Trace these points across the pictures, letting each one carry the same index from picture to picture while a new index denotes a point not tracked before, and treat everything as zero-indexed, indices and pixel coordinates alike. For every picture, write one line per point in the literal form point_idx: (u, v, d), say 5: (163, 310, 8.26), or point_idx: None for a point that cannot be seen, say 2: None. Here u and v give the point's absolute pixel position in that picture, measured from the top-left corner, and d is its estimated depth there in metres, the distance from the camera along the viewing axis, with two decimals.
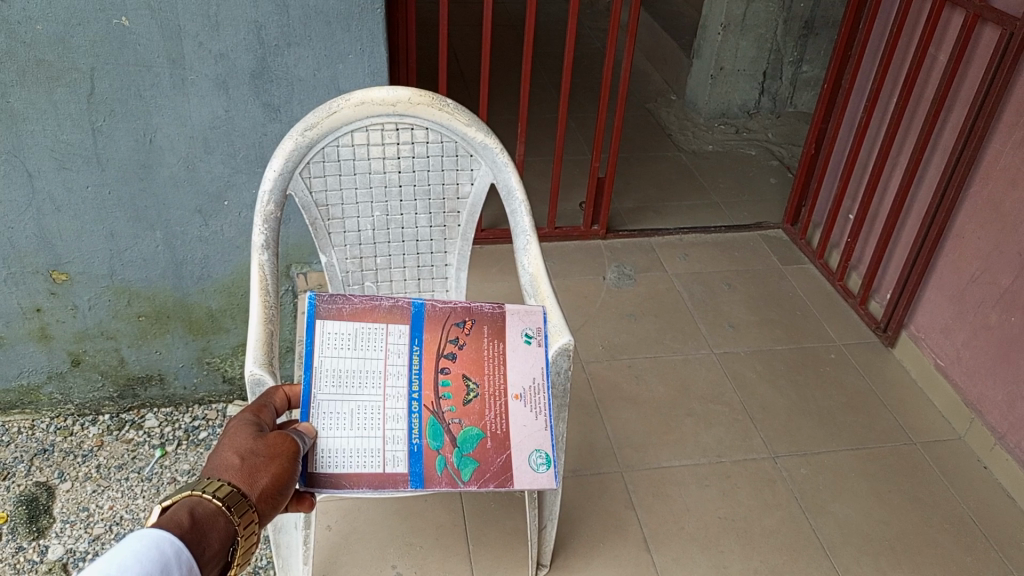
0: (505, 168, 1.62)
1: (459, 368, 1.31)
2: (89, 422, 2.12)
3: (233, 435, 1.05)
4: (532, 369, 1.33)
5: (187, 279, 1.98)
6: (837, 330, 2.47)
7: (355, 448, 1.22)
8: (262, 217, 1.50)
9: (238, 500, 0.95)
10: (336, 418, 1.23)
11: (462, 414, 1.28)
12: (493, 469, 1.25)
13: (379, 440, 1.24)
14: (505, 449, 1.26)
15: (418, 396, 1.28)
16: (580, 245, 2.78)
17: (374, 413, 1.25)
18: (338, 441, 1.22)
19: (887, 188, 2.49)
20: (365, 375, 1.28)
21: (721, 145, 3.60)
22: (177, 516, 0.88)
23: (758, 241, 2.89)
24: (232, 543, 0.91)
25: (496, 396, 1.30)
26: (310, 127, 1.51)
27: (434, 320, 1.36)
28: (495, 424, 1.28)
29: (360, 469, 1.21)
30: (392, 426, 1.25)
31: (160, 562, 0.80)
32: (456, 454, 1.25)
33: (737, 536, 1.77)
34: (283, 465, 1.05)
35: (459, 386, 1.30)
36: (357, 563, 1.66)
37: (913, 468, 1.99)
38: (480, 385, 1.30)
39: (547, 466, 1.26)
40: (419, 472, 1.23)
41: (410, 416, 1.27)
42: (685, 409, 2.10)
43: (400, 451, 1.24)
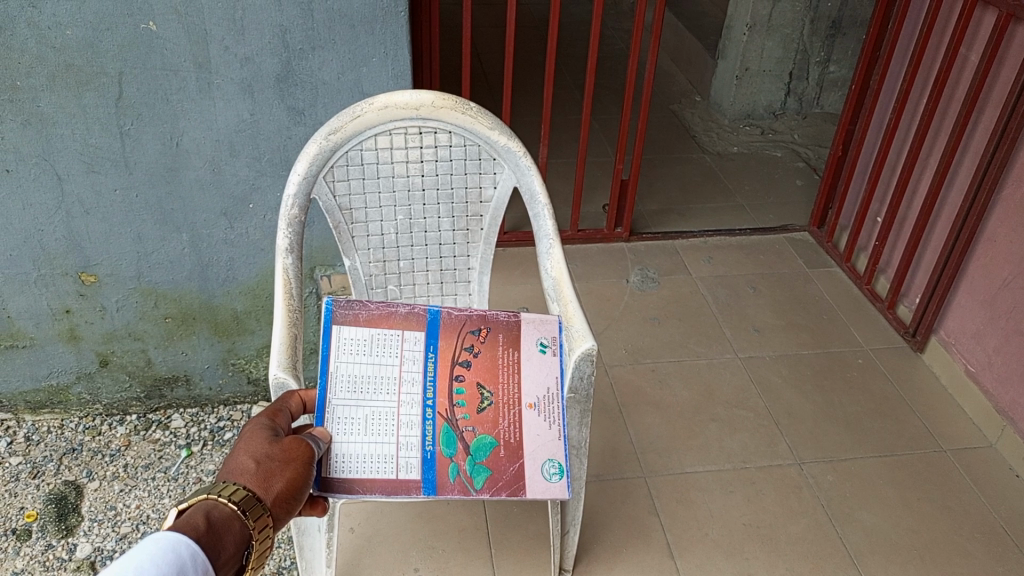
0: (527, 172, 1.62)
1: (473, 376, 1.31)
2: (117, 422, 2.15)
3: (249, 439, 1.06)
4: (547, 379, 1.33)
5: (213, 281, 1.99)
6: (865, 334, 2.43)
7: (368, 454, 1.22)
8: (286, 220, 1.51)
9: (253, 504, 0.95)
10: (350, 423, 1.23)
11: (476, 421, 1.28)
12: (505, 478, 1.25)
13: (392, 446, 1.24)
14: (518, 458, 1.26)
15: (433, 403, 1.28)
16: (603, 248, 2.76)
17: (389, 419, 1.25)
18: (352, 446, 1.22)
19: (917, 191, 2.45)
20: (380, 380, 1.28)
21: (746, 147, 3.57)
22: (193, 519, 0.89)
23: (784, 244, 2.86)
24: (246, 547, 0.92)
25: (510, 405, 1.30)
26: (334, 131, 1.52)
27: (449, 327, 1.36)
28: (509, 433, 1.28)
29: (372, 475, 1.21)
30: (406, 432, 1.25)
31: (176, 564, 0.81)
32: (470, 461, 1.25)
33: (762, 543, 1.75)
34: (298, 470, 1.05)
35: (473, 394, 1.30)
36: (380, 566, 1.66)
37: (943, 476, 1.96)
38: (494, 394, 1.30)
39: (561, 475, 1.26)
40: (432, 479, 1.23)
41: (424, 422, 1.27)
42: (710, 414, 2.08)
43: (413, 458, 1.24)
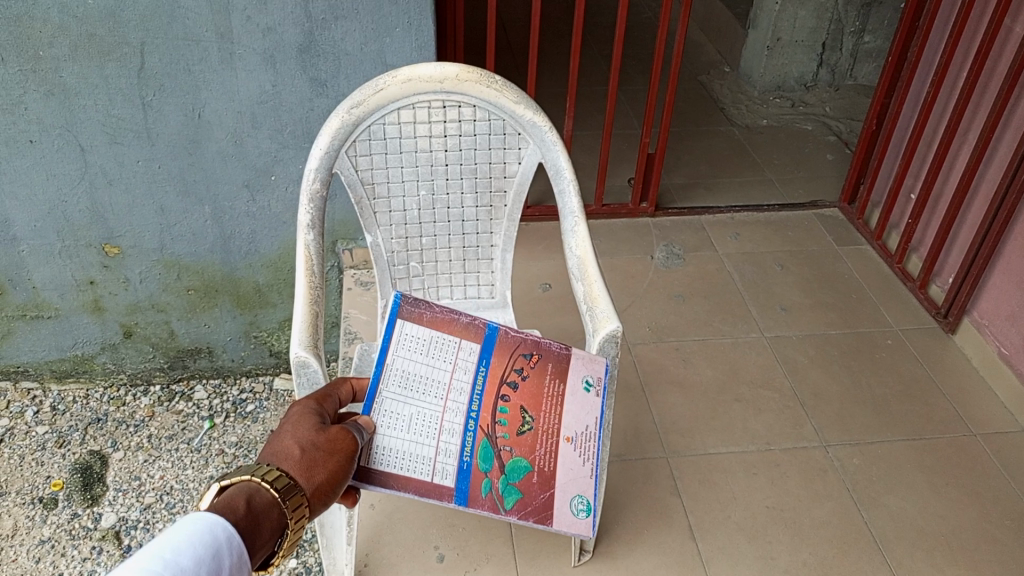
0: (553, 148, 1.59)
1: (518, 399, 1.29)
2: (141, 392, 2.16)
3: (297, 424, 1.06)
4: (587, 417, 1.31)
5: (235, 254, 2.00)
6: (894, 314, 2.38)
7: (408, 453, 1.20)
8: (307, 195, 1.49)
9: (294, 492, 0.95)
10: (395, 419, 1.21)
11: (514, 443, 1.26)
12: (534, 505, 1.25)
13: (432, 450, 1.22)
14: (549, 487, 1.26)
15: (476, 417, 1.26)
16: (628, 223, 2.72)
17: (432, 423, 1.23)
18: (394, 441, 1.20)
19: (953, 168, 2.38)
20: (430, 384, 1.26)
21: (776, 119, 3.49)
22: (235, 501, 0.88)
23: (813, 221, 2.80)
24: (282, 532, 0.91)
25: (549, 435, 1.28)
26: (357, 104, 1.49)
27: (506, 341, 1.33)
28: (544, 461, 1.27)
29: (408, 474, 1.19)
30: (447, 438, 1.23)
31: (212, 547, 0.79)
32: (503, 481, 1.24)
33: (785, 527, 1.73)
34: (340, 463, 1.04)
35: (515, 417, 1.28)
36: (401, 543, 1.66)
37: (972, 461, 1.91)
38: (535, 421, 1.28)
39: (587, 513, 1.27)
40: (465, 490, 1.22)
41: (465, 433, 1.25)
42: (734, 394, 2.05)
43: (450, 465, 1.23)
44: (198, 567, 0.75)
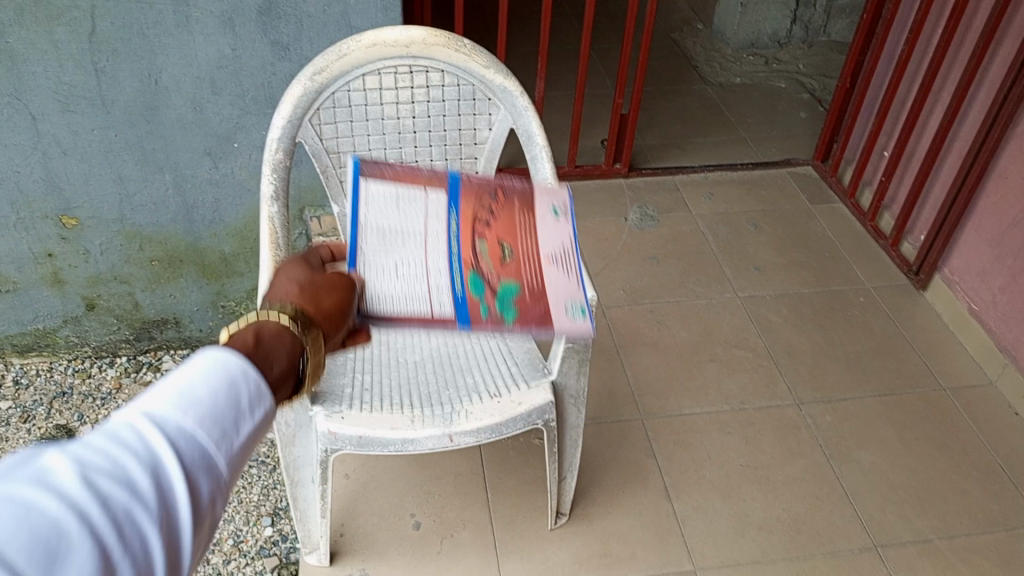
0: (525, 113, 1.54)
1: (491, 232, 1.19)
2: (107, 364, 2.13)
3: (284, 273, 0.98)
4: (561, 235, 1.22)
5: (199, 222, 1.95)
6: (867, 271, 2.39)
7: (401, 294, 1.08)
8: (270, 166, 1.44)
9: (303, 316, 0.87)
10: (383, 269, 1.11)
11: (499, 270, 1.15)
12: (534, 317, 1.11)
13: (425, 288, 1.10)
14: (543, 301, 1.13)
15: (459, 254, 1.16)
16: (601, 184, 2.69)
17: (420, 265, 1.13)
18: (386, 287, 1.09)
19: (927, 126, 2.37)
20: (407, 234, 1.17)
21: (750, 77, 3.46)
22: (243, 332, 0.79)
23: (786, 179, 2.79)
24: (298, 359, 0.82)
25: (531, 258, 1.18)
26: (320, 71, 1.44)
27: (469, 185, 1.24)
28: (532, 279, 1.15)
29: (406, 312, 1.06)
30: (437, 276, 1.13)
31: (227, 377, 0.66)
32: (498, 302, 1.11)
33: (759, 484, 1.74)
34: (343, 290, 0.97)
35: (493, 248, 1.18)
36: (376, 512, 1.66)
37: (942, 415, 1.94)
38: (514, 248, 1.18)
39: (585, 315, 1.14)
40: (464, 316, 1.08)
41: (452, 269, 1.14)
42: (708, 354, 2.06)
43: (447, 297, 1.10)
44: (217, 398, 0.64)
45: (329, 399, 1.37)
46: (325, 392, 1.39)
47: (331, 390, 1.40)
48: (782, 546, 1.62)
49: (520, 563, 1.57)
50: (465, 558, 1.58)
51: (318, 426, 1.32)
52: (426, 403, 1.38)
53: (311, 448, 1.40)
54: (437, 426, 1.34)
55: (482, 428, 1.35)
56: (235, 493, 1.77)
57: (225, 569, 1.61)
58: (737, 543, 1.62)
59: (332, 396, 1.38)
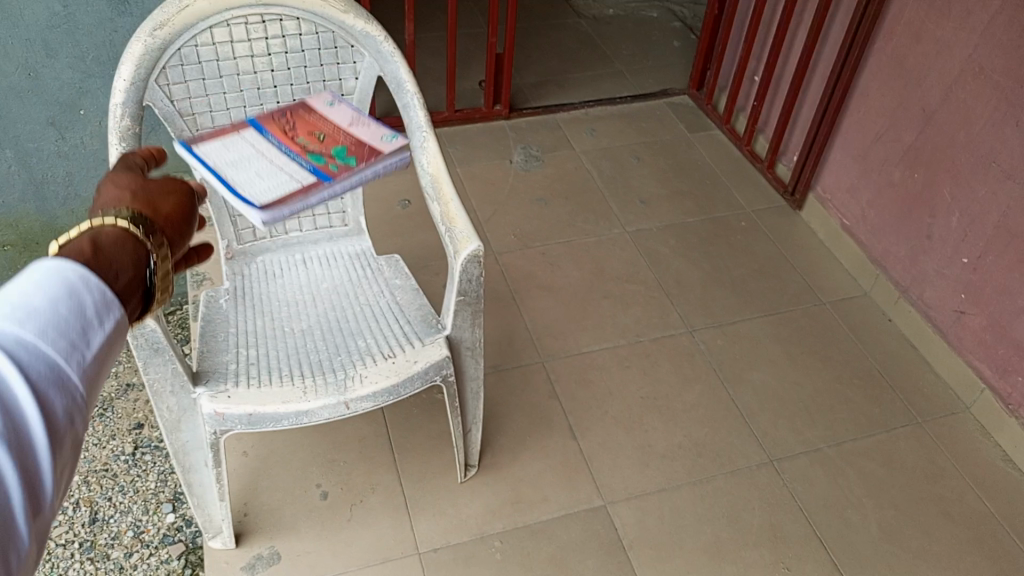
0: (391, 59, 1.48)
1: (297, 130, 1.34)
2: None
3: (114, 179, 0.92)
4: (345, 111, 1.42)
5: (52, 201, 1.89)
6: (746, 196, 2.46)
7: (273, 184, 1.16)
8: (118, 133, 1.29)
9: (146, 225, 0.81)
10: (247, 179, 1.17)
11: (322, 145, 1.29)
12: (368, 154, 1.27)
13: (289, 176, 1.19)
14: (366, 145, 1.30)
15: (289, 151, 1.27)
16: (483, 127, 2.63)
17: (272, 168, 1.21)
18: (261, 188, 1.15)
19: (792, 48, 2.42)
20: (245, 155, 1.24)
21: (622, 7, 3.44)
22: (79, 241, 0.73)
23: (664, 109, 2.81)
24: (147, 269, 0.77)
25: (339, 131, 1.35)
26: (160, 26, 1.33)
27: (268, 117, 1.38)
28: (349, 139, 1.32)
29: (287, 192, 1.15)
30: (286, 166, 1.22)
31: (65, 280, 0.64)
32: (336, 159, 1.25)
33: (660, 414, 1.79)
34: (183, 195, 0.93)
35: (307, 136, 1.32)
36: (280, 487, 1.60)
37: (824, 329, 2.03)
38: (324, 132, 1.34)
39: (395, 135, 1.34)
40: (323, 173, 1.20)
41: (293, 159, 1.25)
42: (602, 291, 2.07)
43: (306, 172, 1.20)
44: (57, 307, 0.62)
45: (213, 378, 1.29)
46: (208, 371, 1.31)
47: (214, 368, 1.32)
48: (685, 471, 1.68)
49: (432, 520, 1.56)
50: (376, 522, 1.55)
51: (203, 408, 1.25)
52: (318, 372, 1.32)
53: (200, 431, 1.32)
54: (331, 395, 1.29)
55: (378, 392, 1.31)
56: (130, 483, 1.75)
57: (128, 562, 1.60)
58: (642, 473, 1.67)
59: (216, 373, 1.30)
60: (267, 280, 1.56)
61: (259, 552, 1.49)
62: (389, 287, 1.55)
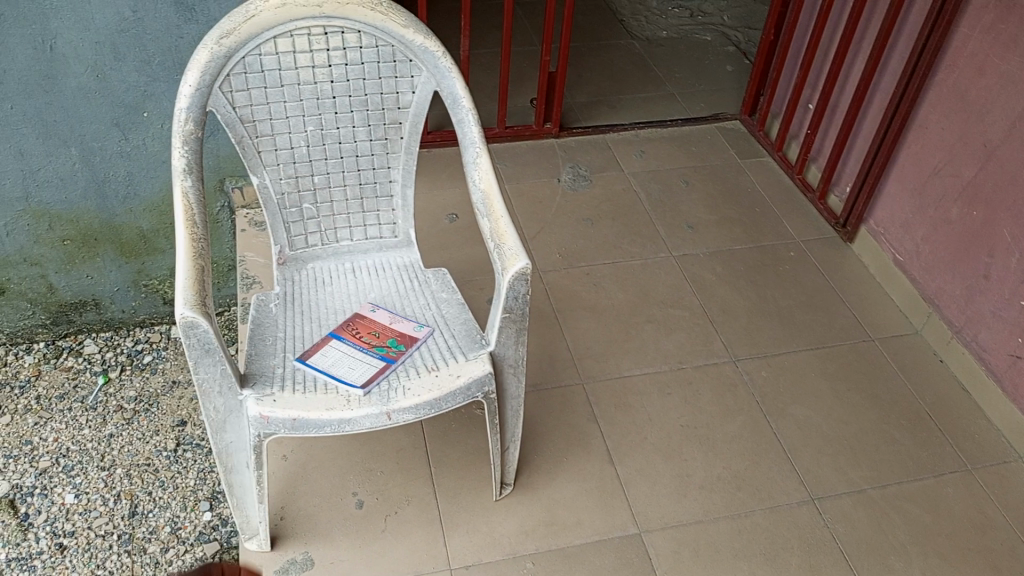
0: (447, 74, 1.50)
1: (346, 323, 1.49)
2: (24, 351, 2.11)
3: None
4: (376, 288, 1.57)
5: (112, 199, 1.95)
6: (796, 226, 2.43)
7: (357, 375, 1.34)
8: (181, 138, 1.36)
9: None
10: (334, 374, 1.34)
11: (371, 334, 1.45)
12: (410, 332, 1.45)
13: (362, 365, 1.37)
14: (406, 326, 1.47)
15: (346, 339, 1.43)
16: (533, 145, 2.64)
17: (344, 360, 1.38)
18: (347, 380, 1.33)
19: (848, 77, 2.40)
20: (319, 349, 1.40)
21: (676, 31, 3.44)
22: None
23: (715, 134, 2.80)
24: None
25: (378, 316, 1.50)
26: (227, 34, 1.37)
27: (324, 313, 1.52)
28: (392, 323, 1.48)
29: (372, 377, 1.34)
30: (355, 357, 1.39)
31: None
32: (389, 342, 1.42)
33: (700, 444, 1.76)
34: None
35: (353, 330, 1.47)
36: (317, 494, 1.61)
37: (872, 366, 1.99)
38: (368, 320, 1.49)
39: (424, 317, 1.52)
40: (387, 356, 1.39)
41: (355, 347, 1.41)
42: (645, 315, 2.06)
43: (375, 359, 1.38)
44: None
45: (260, 381, 1.32)
46: (256, 374, 1.33)
47: (262, 371, 1.34)
48: (723, 504, 1.65)
49: (466, 537, 1.55)
50: (410, 535, 1.55)
51: (249, 410, 1.27)
52: (362, 381, 1.33)
53: (245, 433, 1.32)
54: (374, 405, 1.29)
55: (421, 404, 1.31)
56: (170, 478, 1.79)
57: (164, 557, 1.63)
58: (679, 503, 1.64)
59: (263, 378, 1.33)
60: (317, 287, 1.58)
61: (293, 557, 1.50)
62: (435, 300, 1.56)
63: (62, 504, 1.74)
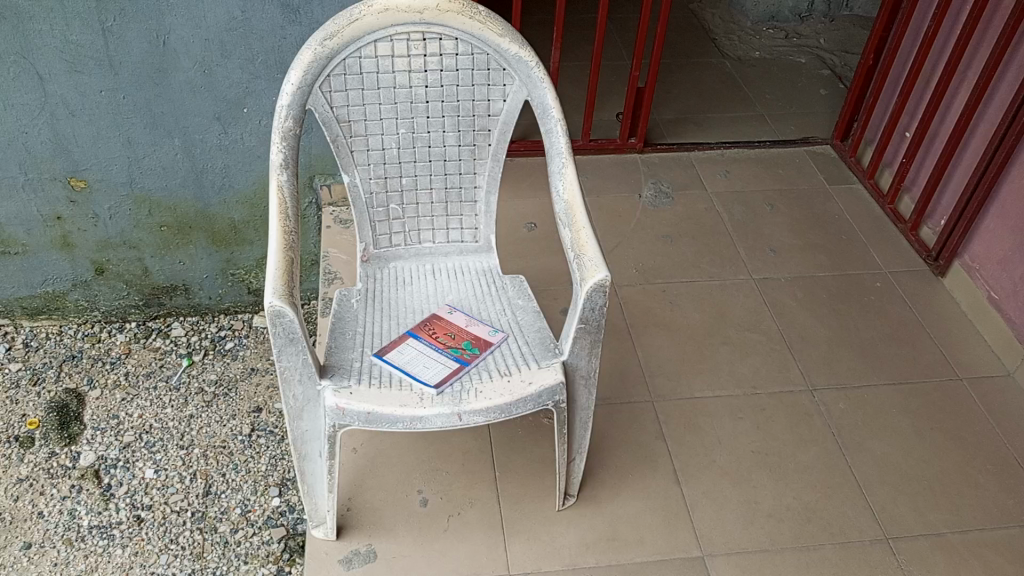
0: (540, 84, 1.52)
1: (425, 322, 1.52)
2: (116, 329, 2.23)
3: None
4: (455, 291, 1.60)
5: (209, 189, 2.04)
6: (884, 257, 2.35)
7: (431, 373, 1.37)
8: (279, 134, 1.42)
9: None
10: (409, 371, 1.37)
11: (448, 335, 1.47)
12: (485, 337, 1.47)
13: (437, 363, 1.39)
14: (482, 331, 1.49)
15: (424, 338, 1.46)
16: (616, 159, 2.64)
17: (420, 357, 1.40)
18: (421, 377, 1.35)
19: (951, 106, 2.31)
20: (398, 346, 1.43)
21: (769, 51, 3.38)
22: None
23: (804, 158, 2.73)
24: None
25: (456, 319, 1.52)
26: (330, 36, 1.42)
27: (404, 312, 1.55)
28: (469, 326, 1.50)
29: (445, 376, 1.36)
30: (430, 355, 1.41)
31: None
32: (464, 344, 1.44)
33: (770, 471, 1.72)
34: None
35: (431, 329, 1.49)
36: (384, 488, 1.64)
37: (958, 406, 1.91)
38: (447, 321, 1.52)
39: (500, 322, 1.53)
40: (460, 358, 1.40)
41: (431, 345, 1.44)
42: (721, 337, 2.03)
43: (449, 360, 1.40)
44: None
45: (338, 373, 1.36)
46: (335, 367, 1.37)
47: (340, 364, 1.38)
48: (792, 534, 1.61)
49: (527, 544, 1.55)
50: (471, 536, 1.56)
51: (326, 400, 1.30)
52: (436, 380, 1.35)
53: (320, 422, 1.35)
54: (446, 404, 1.31)
55: (491, 407, 1.32)
56: (243, 462, 1.86)
57: (233, 537, 1.68)
58: (746, 530, 1.61)
59: (341, 370, 1.37)
60: (397, 285, 1.62)
61: (357, 548, 1.53)
62: (511, 306, 1.57)
63: (142, 478, 1.81)
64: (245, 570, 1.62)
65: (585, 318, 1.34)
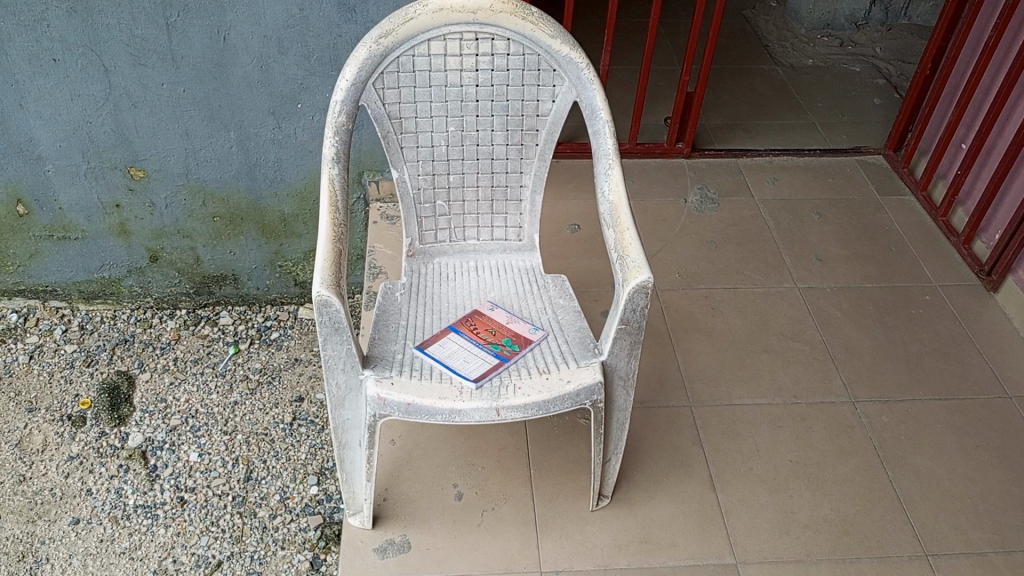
0: (589, 86, 1.53)
1: (467, 319, 1.53)
2: (167, 315, 2.30)
3: None
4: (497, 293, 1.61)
5: (261, 182, 2.09)
6: (935, 270, 2.30)
7: (471, 368, 1.39)
8: (332, 129, 1.46)
9: None
10: (450, 365, 1.39)
11: (490, 333, 1.48)
12: (524, 337, 1.48)
13: (476, 359, 1.41)
14: (522, 331, 1.49)
15: (466, 335, 1.48)
16: (662, 163, 2.63)
17: (461, 353, 1.42)
18: (461, 372, 1.37)
19: (1010, 118, 2.26)
20: (440, 341, 1.46)
21: (822, 59, 3.34)
22: None
23: (855, 167, 2.69)
24: None
25: (497, 317, 1.54)
26: (385, 34, 1.45)
27: (445, 308, 1.57)
28: (509, 325, 1.51)
29: (484, 372, 1.38)
30: (471, 351, 1.43)
31: None
32: (504, 342, 1.46)
33: (809, 481, 1.71)
34: None
35: (474, 326, 1.51)
36: (420, 480, 1.67)
37: (1006, 423, 1.86)
38: (489, 318, 1.53)
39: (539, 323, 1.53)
40: (500, 355, 1.42)
41: (473, 342, 1.45)
42: (763, 345, 2.01)
43: (489, 357, 1.41)
44: None
45: (380, 365, 1.38)
46: (377, 358, 1.40)
47: (382, 355, 1.41)
48: (827, 546, 1.59)
49: (558, 542, 1.56)
50: (503, 532, 1.58)
51: (367, 390, 1.33)
52: (475, 375, 1.37)
53: (361, 412, 1.38)
54: (484, 399, 1.32)
55: (529, 404, 1.33)
56: (284, 450, 1.90)
57: (271, 523, 1.73)
58: (781, 540, 1.59)
59: (384, 361, 1.39)
60: (440, 281, 1.65)
61: (391, 538, 1.56)
62: (552, 305, 1.58)
63: (186, 461, 1.87)
64: (282, 555, 1.66)
65: (626, 319, 1.34)
